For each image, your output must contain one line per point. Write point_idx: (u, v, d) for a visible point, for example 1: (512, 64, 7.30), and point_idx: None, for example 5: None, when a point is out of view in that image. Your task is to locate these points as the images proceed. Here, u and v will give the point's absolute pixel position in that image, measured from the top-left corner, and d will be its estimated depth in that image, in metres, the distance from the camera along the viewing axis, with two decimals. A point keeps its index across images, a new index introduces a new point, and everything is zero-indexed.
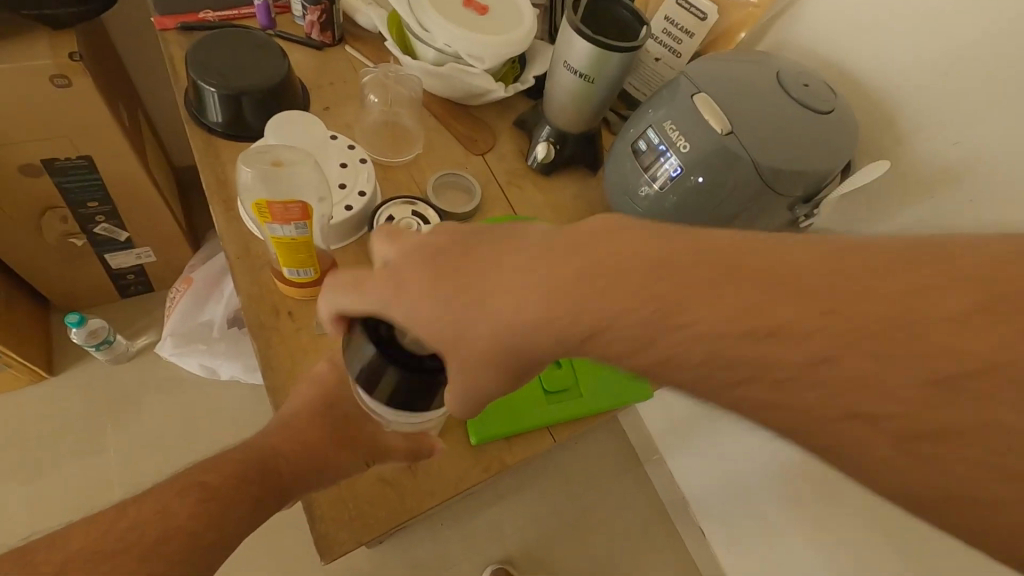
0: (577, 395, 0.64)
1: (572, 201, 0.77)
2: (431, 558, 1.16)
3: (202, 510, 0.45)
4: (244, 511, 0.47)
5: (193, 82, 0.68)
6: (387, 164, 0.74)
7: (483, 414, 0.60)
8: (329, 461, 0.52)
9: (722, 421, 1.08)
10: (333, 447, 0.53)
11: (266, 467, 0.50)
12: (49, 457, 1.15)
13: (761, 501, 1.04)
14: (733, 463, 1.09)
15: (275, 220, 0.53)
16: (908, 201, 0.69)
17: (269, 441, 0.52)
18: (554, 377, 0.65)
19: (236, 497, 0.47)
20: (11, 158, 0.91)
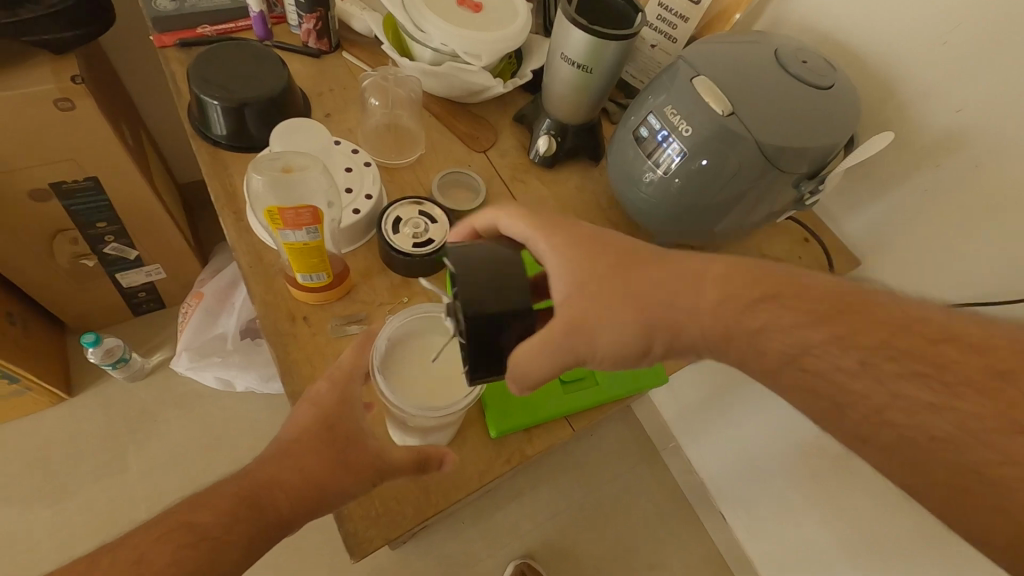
0: (595, 383, 0.65)
1: (577, 193, 0.78)
2: (454, 558, 1.17)
3: (182, 560, 0.43)
4: (237, 553, 0.44)
5: (195, 96, 0.69)
6: (390, 165, 0.74)
7: (500, 408, 0.60)
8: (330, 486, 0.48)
9: (732, 404, 1.09)
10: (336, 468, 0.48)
11: (257, 501, 0.46)
12: (74, 477, 1.17)
13: (778, 482, 1.04)
14: (749, 446, 1.09)
15: (287, 226, 0.54)
16: (913, 170, 0.69)
17: (263, 471, 0.47)
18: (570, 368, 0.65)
19: (228, 538, 0.44)
20: (19, 184, 0.93)
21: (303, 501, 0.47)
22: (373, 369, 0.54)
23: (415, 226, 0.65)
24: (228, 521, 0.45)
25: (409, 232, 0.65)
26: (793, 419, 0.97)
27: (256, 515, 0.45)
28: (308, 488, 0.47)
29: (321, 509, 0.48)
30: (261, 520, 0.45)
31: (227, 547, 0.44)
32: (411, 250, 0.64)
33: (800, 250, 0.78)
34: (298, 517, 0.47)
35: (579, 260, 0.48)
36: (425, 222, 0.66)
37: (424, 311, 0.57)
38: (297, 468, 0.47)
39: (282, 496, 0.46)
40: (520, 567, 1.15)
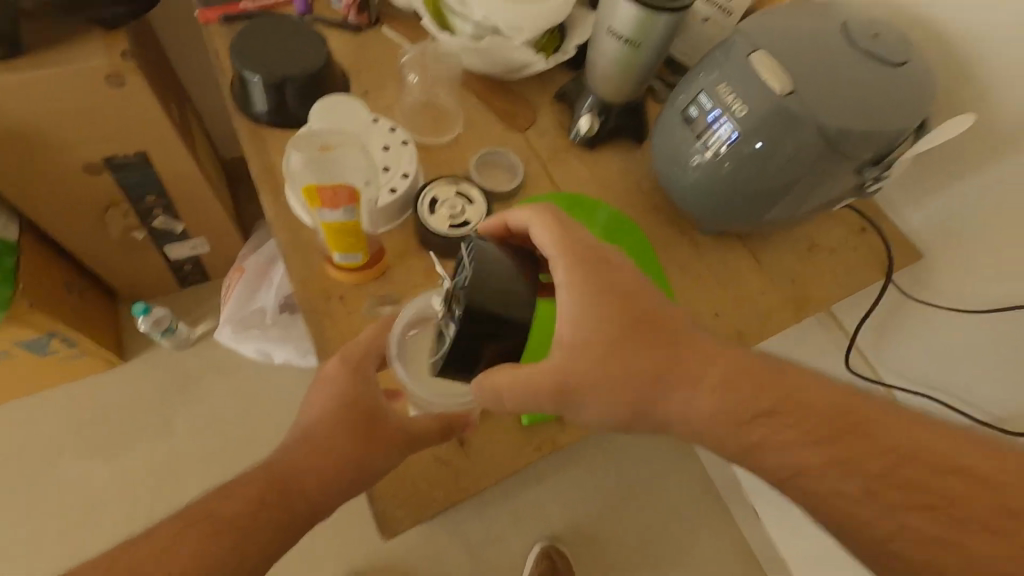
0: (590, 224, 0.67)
1: (619, 176, 0.75)
2: (481, 534, 1.19)
3: (214, 544, 0.46)
4: (264, 539, 0.47)
5: (237, 72, 0.69)
6: (428, 144, 0.73)
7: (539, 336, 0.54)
8: (361, 462, 0.49)
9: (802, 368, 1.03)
10: (363, 445, 0.49)
11: (285, 485, 0.48)
12: (125, 438, 1.23)
13: None
14: None
15: (324, 205, 0.53)
16: (991, 158, 0.64)
17: (291, 457, 0.49)
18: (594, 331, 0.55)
19: (255, 525, 0.47)
20: (75, 158, 0.96)
21: (333, 488, 0.48)
22: (391, 355, 0.52)
23: (452, 206, 0.65)
24: (259, 507, 0.47)
25: (446, 213, 0.65)
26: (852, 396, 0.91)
27: (281, 507, 0.47)
28: (331, 474, 0.48)
29: (351, 492, 0.50)
30: (293, 505, 0.48)
31: (255, 532, 0.47)
32: (448, 231, 0.63)
33: (856, 241, 0.74)
34: (331, 504, 0.49)
35: (601, 311, 0.45)
36: (462, 203, 0.65)
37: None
38: (324, 457, 0.48)
39: (311, 481, 0.48)
40: (546, 549, 1.16)
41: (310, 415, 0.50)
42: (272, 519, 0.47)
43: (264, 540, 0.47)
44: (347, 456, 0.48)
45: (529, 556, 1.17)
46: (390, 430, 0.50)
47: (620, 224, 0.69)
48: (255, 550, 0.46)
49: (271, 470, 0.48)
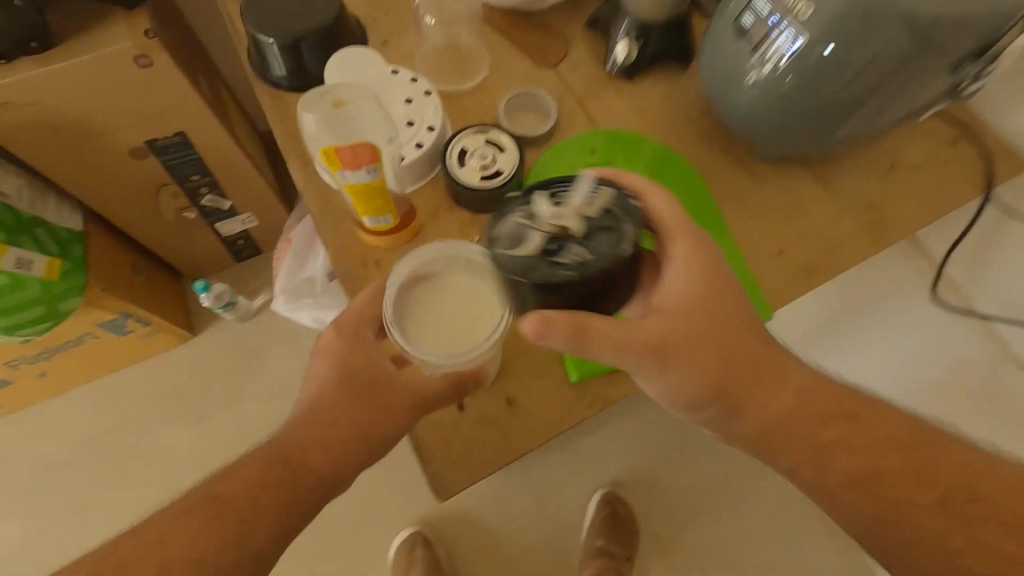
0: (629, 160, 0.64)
1: (663, 106, 0.67)
2: (542, 483, 1.20)
3: (224, 530, 0.47)
4: (273, 520, 0.48)
5: (251, 36, 0.66)
6: (453, 91, 0.68)
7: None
8: (370, 431, 0.49)
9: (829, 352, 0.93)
10: (369, 411, 0.49)
11: (291, 466, 0.49)
12: (205, 406, 1.32)
13: None
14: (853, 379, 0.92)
15: (346, 166, 0.51)
16: None
17: (296, 436, 0.49)
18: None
19: (262, 509, 0.48)
20: (120, 144, 0.98)
21: (342, 461, 0.49)
22: (386, 321, 0.50)
23: (482, 156, 0.61)
24: (262, 488, 0.48)
25: (476, 164, 0.61)
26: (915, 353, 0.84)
27: (286, 487, 0.48)
28: (336, 449, 0.49)
29: (365, 462, 0.51)
30: (299, 484, 0.49)
31: (261, 516, 0.48)
32: (479, 184, 0.60)
33: (944, 154, 0.64)
34: (343, 476, 0.50)
35: (701, 278, 0.46)
36: (493, 151, 0.61)
37: (437, 251, 0.52)
38: (328, 433, 0.49)
39: (320, 458, 0.49)
40: (608, 496, 1.16)
41: (310, 393, 0.50)
42: (277, 501, 0.48)
43: (273, 522, 0.48)
44: (353, 428, 0.49)
45: (591, 503, 1.18)
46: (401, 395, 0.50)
47: (662, 163, 0.64)
48: (266, 531, 0.48)
49: (275, 451, 0.49)
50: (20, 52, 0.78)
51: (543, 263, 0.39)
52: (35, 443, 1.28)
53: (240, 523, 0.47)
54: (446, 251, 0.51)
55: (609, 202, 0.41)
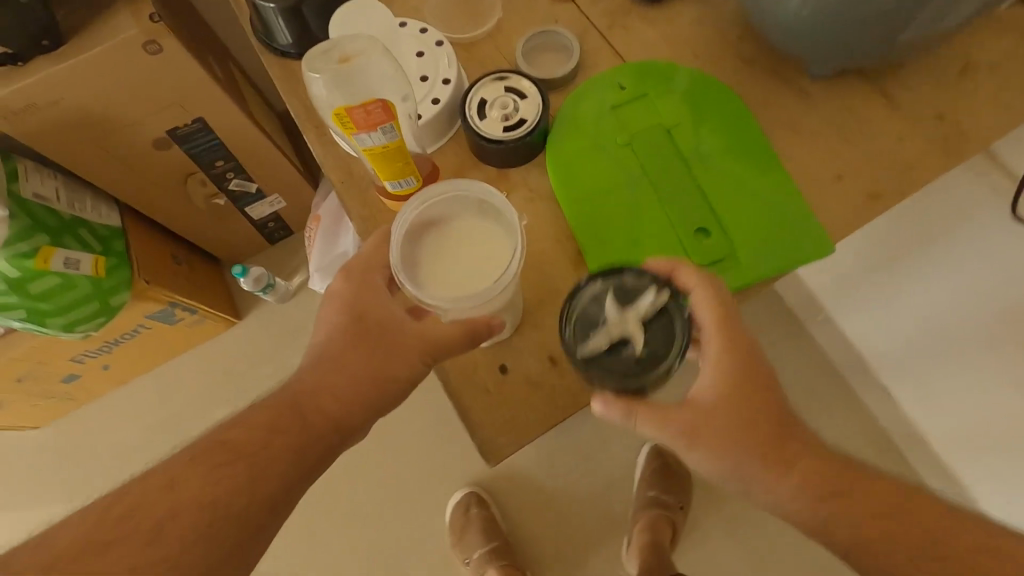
0: (660, 94, 0.59)
1: (694, 31, 0.61)
2: (590, 441, 1.20)
3: (234, 485, 0.45)
4: (285, 469, 0.46)
5: (251, 4, 0.63)
6: (466, 39, 0.63)
7: (586, 260, 0.56)
8: (386, 372, 0.48)
9: (869, 287, 0.98)
10: (382, 351, 0.49)
11: (305, 412, 0.48)
12: (257, 385, 1.36)
13: (905, 380, 1.01)
14: (908, 309, 0.92)
15: (361, 129, 0.48)
16: None
17: (310, 382, 0.49)
18: (704, 250, 0.54)
19: (275, 457, 0.46)
20: (143, 136, 0.98)
21: (351, 407, 0.48)
22: (392, 265, 0.49)
23: (503, 106, 0.57)
24: (273, 432, 0.47)
25: (497, 115, 0.57)
26: (951, 294, 0.84)
27: (298, 433, 0.47)
28: (351, 394, 0.48)
29: (376, 411, 0.49)
30: (311, 428, 0.48)
31: (274, 464, 0.46)
32: (503, 136, 0.56)
33: None
34: (352, 424, 0.48)
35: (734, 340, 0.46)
36: (514, 99, 0.57)
37: (448, 193, 0.51)
38: (336, 378, 0.48)
39: (329, 404, 0.48)
40: (657, 449, 1.15)
41: (318, 345, 0.50)
42: (289, 448, 0.47)
43: (281, 471, 0.46)
44: (364, 372, 0.48)
45: (640, 456, 1.17)
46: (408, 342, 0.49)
47: (698, 89, 0.59)
48: (273, 480, 0.46)
49: (283, 400, 0.48)
50: (34, 51, 0.78)
51: (604, 353, 0.46)
52: (106, 429, 1.36)
53: (248, 470, 0.46)
54: (454, 193, 0.51)
55: (665, 304, 0.46)
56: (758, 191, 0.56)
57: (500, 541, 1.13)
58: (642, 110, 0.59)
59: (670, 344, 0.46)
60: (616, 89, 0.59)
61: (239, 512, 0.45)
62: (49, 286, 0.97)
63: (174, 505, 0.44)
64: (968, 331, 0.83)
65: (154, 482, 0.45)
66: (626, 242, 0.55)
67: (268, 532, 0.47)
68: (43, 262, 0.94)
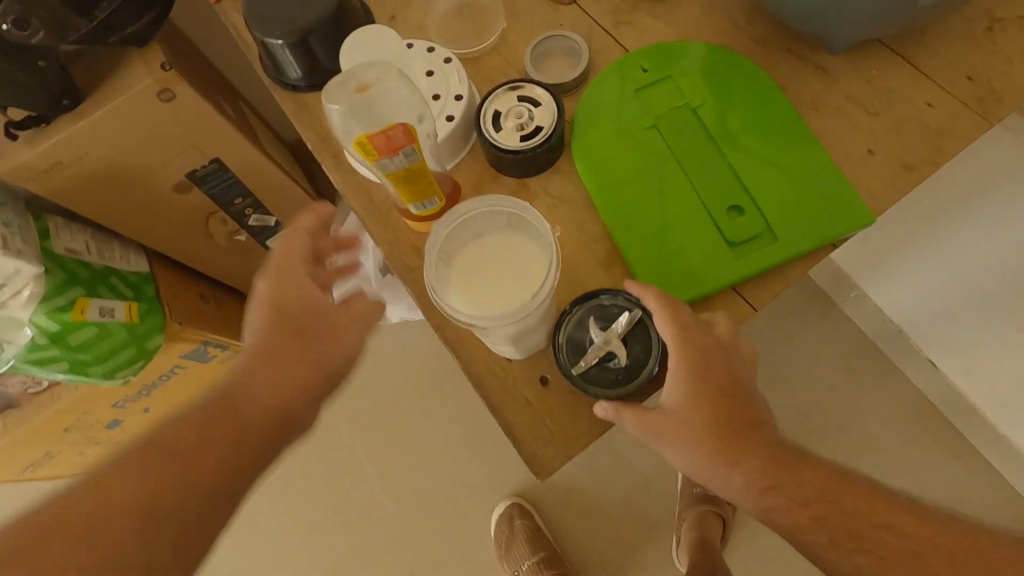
0: (677, 75, 0.58)
1: (703, 18, 0.60)
2: (627, 442, 1.18)
3: (168, 481, 0.44)
4: (223, 454, 0.47)
5: (260, 41, 0.63)
6: (474, 53, 0.63)
7: (617, 252, 0.55)
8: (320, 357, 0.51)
9: (906, 257, 0.94)
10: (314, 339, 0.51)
11: (235, 405, 0.49)
12: None
13: (955, 350, 0.97)
14: (957, 274, 0.87)
15: (383, 154, 0.49)
16: None
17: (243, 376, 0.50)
18: (737, 227, 0.53)
19: (210, 447, 0.46)
20: (162, 182, 1.00)
21: (289, 387, 0.49)
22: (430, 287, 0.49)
23: (518, 115, 0.57)
24: (208, 426, 0.47)
25: (513, 125, 0.57)
26: (991, 256, 0.81)
27: (232, 423, 0.48)
28: (286, 382, 0.50)
29: (315, 395, 0.51)
30: (247, 416, 0.49)
31: (207, 456, 0.46)
32: (520, 145, 0.56)
33: None
34: (293, 408, 0.50)
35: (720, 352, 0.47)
36: (528, 108, 0.57)
37: (477, 209, 0.51)
38: (277, 360, 0.49)
39: (262, 387, 0.49)
40: None
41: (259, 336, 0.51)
42: (225, 437, 0.47)
43: (226, 451, 0.47)
44: (297, 359, 0.50)
45: None
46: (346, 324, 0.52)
47: (715, 65, 0.58)
48: (219, 457, 0.46)
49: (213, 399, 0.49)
50: (56, 111, 0.81)
51: (596, 367, 0.52)
52: None
53: (194, 455, 0.46)
54: (482, 210, 0.51)
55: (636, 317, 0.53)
56: (785, 165, 0.54)
57: (546, 551, 1.11)
58: (665, 90, 0.58)
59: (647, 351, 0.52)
60: (633, 72, 0.59)
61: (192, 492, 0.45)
62: (88, 337, 1.00)
63: (126, 501, 0.43)
64: (995, 287, 0.83)
65: (96, 491, 0.43)
66: (658, 226, 0.54)
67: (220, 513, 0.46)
68: (79, 313, 0.97)
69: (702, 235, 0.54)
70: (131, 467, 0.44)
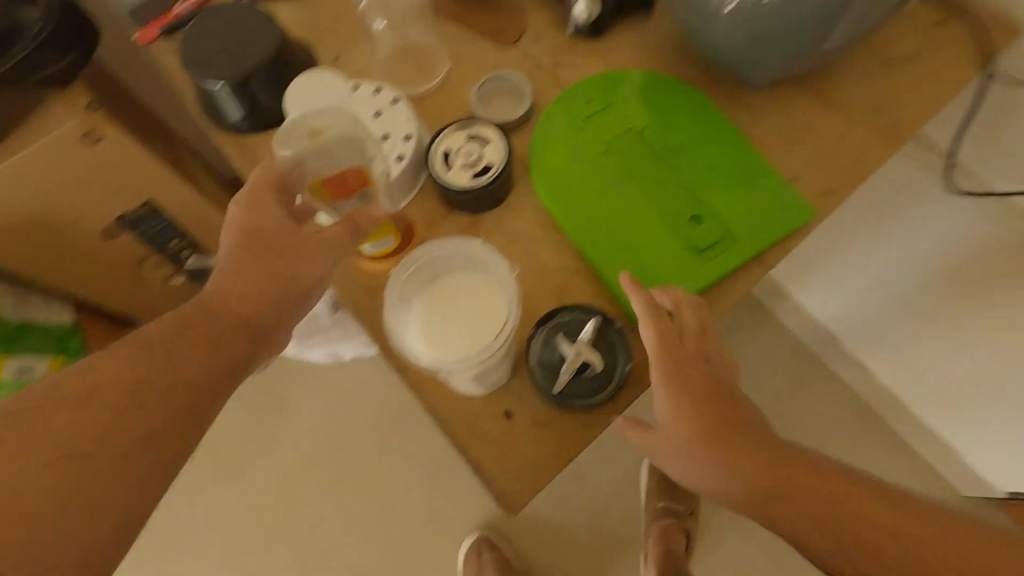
0: (619, 103, 0.61)
1: (637, 57, 0.64)
2: (589, 461, 1.19)
3: (143, 387, 0.44)
4: (199, 361, 0.46)
5: (199, 84, 0.62)
6: (420, 93, 0.65)
7: (587, 268, 0.57)
8: (291, 270, 0.49)
9: (835, 261, 1.01)
10: (285, 257, 0.49)
11: (210, 308, 0.48)
12: None
13: (886, 347, 1.03)
14: (888, 272, 0.94)
15: (335, 196, 0.54)
16: None
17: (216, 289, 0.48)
18: (699, 235, 0.56)
19: (189, 353, 0.46)
20: (89, 227, 0.94)
21: (258, 306, 0.48)
22: (393, 336, 0.50)
23: (467, 154, 0.58)
24: (182, 332, 0.47)
25: (463, 163, 0.58)
26: (919, 255, 0.88)
27: (207, 337, 0.47)
28: (257, 296, 0.48)
29: (287, 313, 0.49)
30: (224, 325, 0.47)
31: (184, 364, 0.45)
32: (470, 184, 0.57)
33: (937, 38, 0.62)
34: (266, 322, 0.48)
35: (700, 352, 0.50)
36: (477, 146, 0.58)
37: (433, 253, 0.52)
38: (242, 279, 0.48)
39: (235, 299, 0.48)
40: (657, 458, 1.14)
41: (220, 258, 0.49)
42: (198, 348, 0.46)
43: (198, 361, 0.46)
44: (261, 276, 0.48)
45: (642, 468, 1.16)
46: (312, 250, 0.49)
47: (654, 91, 0.62)
48: (195, 376, 0.45)
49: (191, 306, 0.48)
50: None
51: (573, 381, 0.52)
52: None
53: (167, 378, 0.45)
54: (438, 251, 0.52)
55: (599, 324, 0.53)
56: (730, 179, 0.58)
57: None
58: (610, 117, 0.61)
59: (617, 353, 0.53)
60: (578, 100, 0.62)
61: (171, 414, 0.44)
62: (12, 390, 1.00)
63: (103, 424, 0.42)
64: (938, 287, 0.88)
65: (68, 419, 0.42)
66: (621, 243, 0.56)
67: (203, 429, 0.46)
68: None
69: (665, 246, 0.56)
70: (104, 391, 0.43)
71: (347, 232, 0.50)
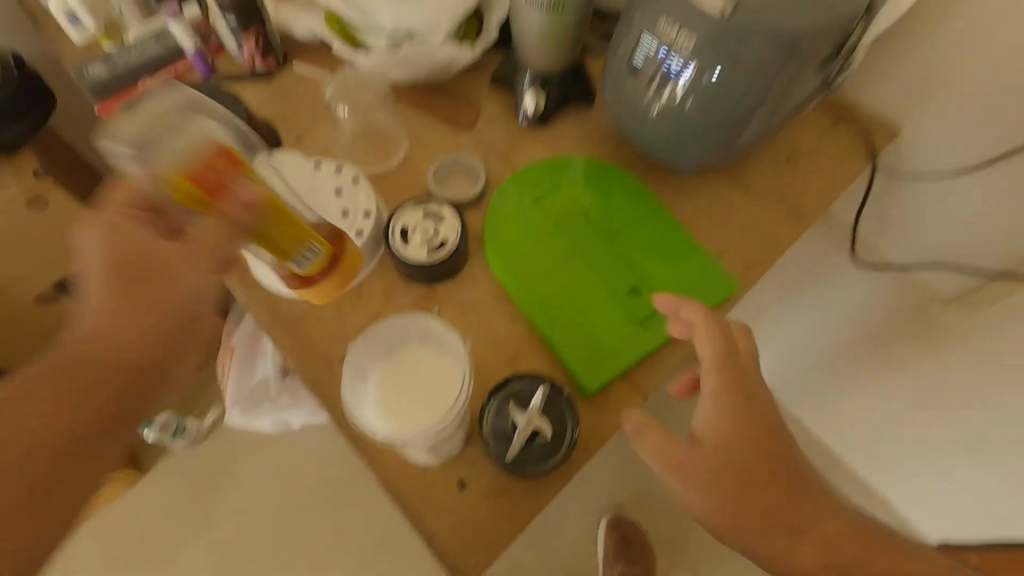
0: (564, 188, 0.67)
1: (580, 144, 0.71)
2: (544, 528, 1.17)
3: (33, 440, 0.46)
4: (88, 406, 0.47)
5: None
6: (381, 171, 0.69)
7: (538, 338, 0.60)
8: (172, 306, 0.50)
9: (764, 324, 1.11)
10: (158, 296, 0.49)
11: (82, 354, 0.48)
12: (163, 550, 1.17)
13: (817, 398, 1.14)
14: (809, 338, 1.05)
15: (216, 197, 0.48)
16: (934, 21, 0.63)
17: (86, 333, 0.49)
18: (640, 306, 0.61)
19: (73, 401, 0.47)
20: None
21: (139, 344, 0.49)
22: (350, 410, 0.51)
23: (424, 231, 0.61)
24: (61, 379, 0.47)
25: (420, 241, 0.61)
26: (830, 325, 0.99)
27: (83, 381, 0.47)
28: (127, 340, 0.48)
29: (175, 345, 0.51)
30: (100, 367, 0.48)
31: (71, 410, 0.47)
32: (426, 260, 0.60)
33: (832, 136, 0.72)
34: (148, 357, 0.49)
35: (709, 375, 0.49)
36: (433, 223, 0.62)
37: (387, 328, 0.54)
38: (112, 321, 0.48)
39: (109, 341, 0.48)
40: (613, 522, 1.14)
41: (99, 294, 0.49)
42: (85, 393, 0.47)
43: (92, 402, 0.47)
44: (137, 323, 0.48)
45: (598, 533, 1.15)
46: (189, 280, 0.50)
47: (595, 177, 0.68)
48: (89, 415, 0.47)
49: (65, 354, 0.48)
50: None
51: (524, 448, 0.53)
52: None
53: (58, 424, 0.46)
54: (391, 325, 0.54)
55: (547, 393, 0.55)
56: (665, 255, 0.65)
57: None
58: (557, 199, 0.67)
59: (565, 419, 0.55)
60: (527, 185, 0.67)
61: (77, 439, 0.47)
62: None
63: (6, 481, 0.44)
64: (864, 344, 0.96)
65: None
66: (570, 314, 0.61)
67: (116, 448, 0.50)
68: None
69: (609, 317, 0.61)
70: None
71: (224, 226, 0.49)
